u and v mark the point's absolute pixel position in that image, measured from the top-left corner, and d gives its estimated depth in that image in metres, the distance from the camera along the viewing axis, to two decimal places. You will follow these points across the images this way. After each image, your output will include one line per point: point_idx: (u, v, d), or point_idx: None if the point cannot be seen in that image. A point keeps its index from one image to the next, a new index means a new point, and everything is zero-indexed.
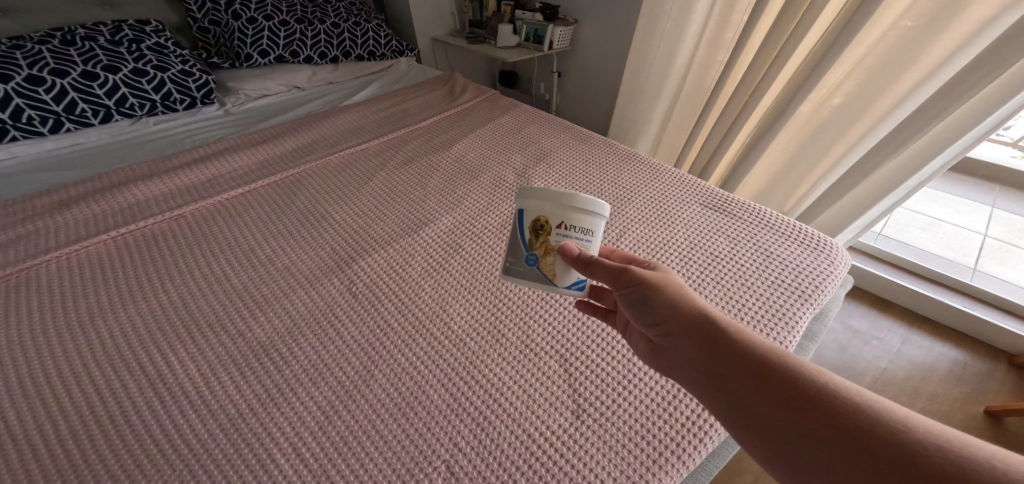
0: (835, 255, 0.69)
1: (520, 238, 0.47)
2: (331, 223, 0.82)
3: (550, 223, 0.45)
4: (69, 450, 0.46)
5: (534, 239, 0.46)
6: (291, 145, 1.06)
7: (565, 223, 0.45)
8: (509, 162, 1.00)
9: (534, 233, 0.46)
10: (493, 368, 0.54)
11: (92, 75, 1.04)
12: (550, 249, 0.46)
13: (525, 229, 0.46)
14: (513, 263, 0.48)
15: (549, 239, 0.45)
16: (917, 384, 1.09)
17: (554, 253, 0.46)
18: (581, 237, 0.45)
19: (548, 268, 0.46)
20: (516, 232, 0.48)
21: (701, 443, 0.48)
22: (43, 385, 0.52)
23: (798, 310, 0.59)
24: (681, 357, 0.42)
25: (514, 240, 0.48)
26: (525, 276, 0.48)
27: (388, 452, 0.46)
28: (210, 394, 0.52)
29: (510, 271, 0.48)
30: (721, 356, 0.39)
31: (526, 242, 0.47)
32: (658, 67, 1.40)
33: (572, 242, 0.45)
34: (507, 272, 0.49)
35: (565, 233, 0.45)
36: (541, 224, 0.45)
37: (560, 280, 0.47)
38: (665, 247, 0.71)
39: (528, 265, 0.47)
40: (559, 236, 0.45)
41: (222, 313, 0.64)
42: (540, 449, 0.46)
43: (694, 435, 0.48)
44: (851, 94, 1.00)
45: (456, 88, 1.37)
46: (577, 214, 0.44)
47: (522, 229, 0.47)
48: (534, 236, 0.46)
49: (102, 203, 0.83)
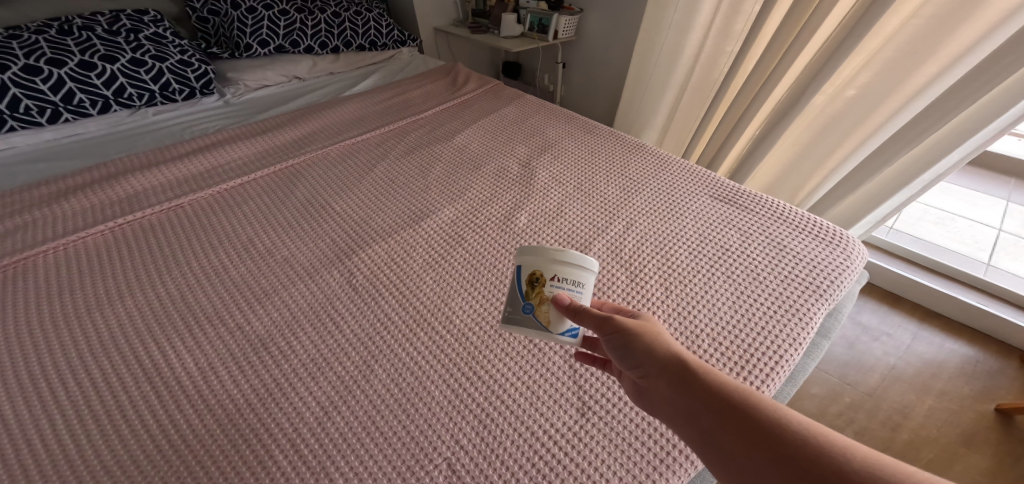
0: (851, 249, 0.66)
1: (518, 286, 0.43)
2: (332, 214, 0.81)
3: (544, 275, 0.42)
4: (64, 444, 0.45)
5: (531, 288, 0.43)
6: (290, 136, 1.04)
7: (559, 275, 0.42)
8: (513, 152, 0.97)
9: (530, 282, 0.43)
10: (497, 364, 0.53)
11: (90, 65, 1.02)
12: (544, 298, 0.42)
13: (521, 279, 0.43)
14: (511, 312, 0.44)
15: (547, 287, 0.42)
16: (927, 381, 1.07)
17: (552, 301, 0.42)
18: (574, 288, 0.42)
19: (545, 316, 0.42)
20: (514, 283, 0.45)
21: None
22: (38, 377, 0.51)
23: (811, 307, 0.57)
24: (665, 405, 0.38)
25: (512, 290, 0.44)
26: (523, 326, 0.43)
27: (387, 446, 0.44)
28: (208, 389, 0.51)
29: (509, 321, 0.44)
30: (707, 408, 0.35)
31: (523, 290, 0.43)
32: (665, 57, 1.36)
33: (565, 292, 0.42)
34: (506, 322, 0.44)
35: (562, 282, 0.42)
36: (538, 274, 0.42)
37: (554, 328, 0.42)
38: (673, 241, 0.69)
39: (524, 313, 0.43)
40: (554, 286, 0.42)
41: (219, 305, 0.62)
42: (545, 447, 0.44)
43: None
44: (867, 85, 0.97)
45: (459, 78, 1.34)
46: (571, 265, 0.42)
47: (519, 279, 0.44)
48: (530, 284, 0.43)
49: (98, 195, 0.81)
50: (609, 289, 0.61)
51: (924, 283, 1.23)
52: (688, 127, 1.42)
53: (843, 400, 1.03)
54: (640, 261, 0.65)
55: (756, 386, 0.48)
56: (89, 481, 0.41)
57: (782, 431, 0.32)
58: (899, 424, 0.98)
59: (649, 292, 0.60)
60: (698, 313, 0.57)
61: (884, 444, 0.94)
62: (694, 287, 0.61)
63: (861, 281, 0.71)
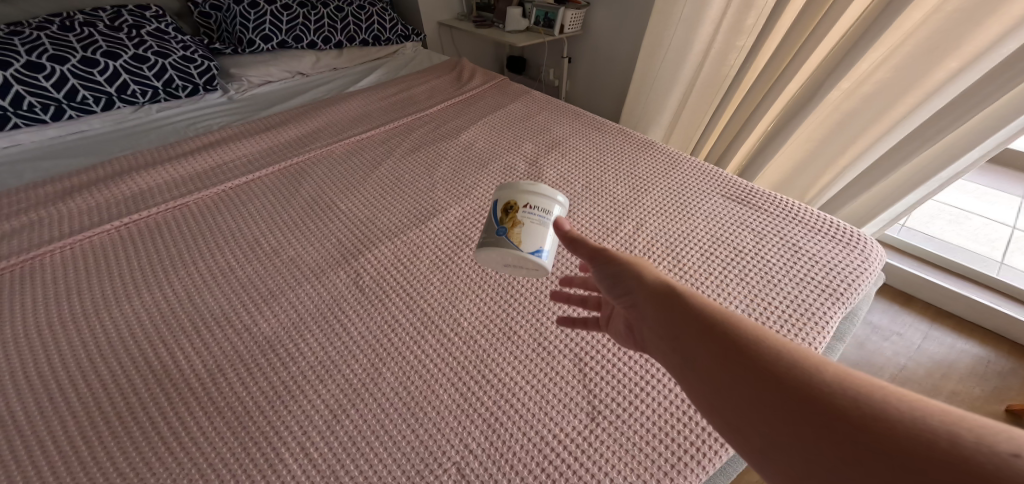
0: (868, 250, 0.65)
1: (494, 214, 0.48)
2: (337, 213, 0.80)
3: (518, 203, 0.48)
4: (75, 445, 0.45)
5: (505, 214, 0.47)
6: (294, 133, 1.03)
7: (530, 204, 0.48)
8: (519, 149, 0.96)
9: (505, 210, 0.48)
10: (504, 367, 0.52)
11: (92, 62, 1.01)
12: (516, 222, 0.47)
13: (497, 210, 0.49)
14: (487, 237, 0.48)
15: (520, 214, 0.47)
16: (938, 381, 1.06)
17: (524, 225, 0.47)
18: (543, 216, 0.48)
19: (518, 237, 0.46)
20: (491, 216, 0.50)
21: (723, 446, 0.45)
22: (49, 378, 0.52)
23: (828, 309, 0.56)
24: (646, 327, 0.37)
25: (488, 220, 0.49)
26: (498, 246, 0.46)
27: (396, 450, 0.44)
28: (217, 391, 0.50)
29: (485, 245, 0.47)
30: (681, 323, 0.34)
31: (499, 217, 0.48)
32: (673, 52, 1.34)
33: (536, 217, 0.47)
34: (482, 247, 0.48)
35: (533, 210, 0.48)
36: (512, 203, 0.48)
37: (524, 247, 0.46)
38: (685, 241, 0.68)
39: (499, 236, 0.47)
40: (525, 213, 0.47)
41: (226, 306, 0.62)
42: (554, 450, 0.44)
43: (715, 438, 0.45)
44: (884, 80, 0.95)
45: (464, 74, 1.32)
46: (539, 197, 0.49)
47: (495, 210, 0.49)
48: (505, 211, 0.48)
49: (104, 193, 0.81)
50: None
51: (937, 282, 1.22)
52: (696, 123, 1.40)
53: None
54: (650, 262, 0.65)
55: None
56: (99, 481, 0.42)
57: (755, 345, 0.31)
58: None
59: None
60: None
61: None
62: (705, 289, 0.60)
63: (881, 281, 0.69)
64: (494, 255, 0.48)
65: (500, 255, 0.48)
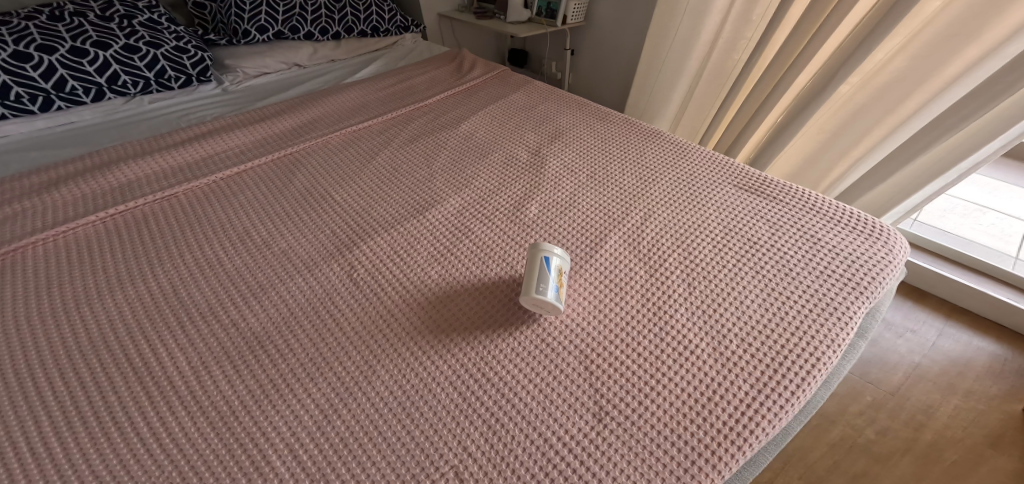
0: (889, 242, 0.63)
1: (547, 271, 0.53)
2: (332, 204, 0.77)
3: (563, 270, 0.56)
4: (48, 445, 0.41)
5: (557, 275, 0.55)
6: (290, 124, 1.00)
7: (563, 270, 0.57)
8: (521, 139, 0.93)
9: (558, 272, 0.55)
10: (505, 364, 0.49)
11: (81, 52, 0.98)
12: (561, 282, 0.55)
13: (549, 266, 0.54)
14: (539, 287, 0.52)
15: (561, 276, 0.56)
16: (952, 380, 1.03)
17: (563, 288, 0.55)
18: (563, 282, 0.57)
19: (561, 295, 0.54)
20: (537, 267, 0.54)
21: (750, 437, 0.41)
22: (27, 374, 0.48)
23: (850, 302, 0.54)
24: None
25: (538, 272, 0.53)
26: (551, 299, 0.51)
27: (391, 452, 0.41)
28: (201, 389, 0.47)
29: (537, 293, 0.51)
30: None
31: (551, 274, 0.54)
32: (679, 43, 1.31)
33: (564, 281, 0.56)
34: (536, 293, 0.51)
35: (566, 280, 0.58)
36: (560, 268, 0.56)
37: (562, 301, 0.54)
38: (697, 234, 0.66)
39: (553, 289, 0.52)
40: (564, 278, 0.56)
41: (213, 300, 0.59)
42: (559, 455, 0.40)
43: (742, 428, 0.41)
44: (901, 69, 0.92)
45: (464, 65, 1.29)
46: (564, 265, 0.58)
47: (547, 266, 0.54)
48: (558, 273, 0.55)
49: (92, 183, 0.78)
50: (628, 285, 0.58)
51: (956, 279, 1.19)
52: (703, 115, 1.37)
53: (865, 399, 0.99)
54: (659, 255, 0.63)
55: (793, 389, 0.44)
56: (73, 481, 0.38)
57: None
58: (923, 424, 0.94)
59: (672, 287, 0.58)
60: (725, 311, 0.54)
61: (908, 444, 0.90)
62: (719, 282, 0.58)
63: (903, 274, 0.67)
64: (530, 301, 0.52)
65: (535, 303, 0.52)
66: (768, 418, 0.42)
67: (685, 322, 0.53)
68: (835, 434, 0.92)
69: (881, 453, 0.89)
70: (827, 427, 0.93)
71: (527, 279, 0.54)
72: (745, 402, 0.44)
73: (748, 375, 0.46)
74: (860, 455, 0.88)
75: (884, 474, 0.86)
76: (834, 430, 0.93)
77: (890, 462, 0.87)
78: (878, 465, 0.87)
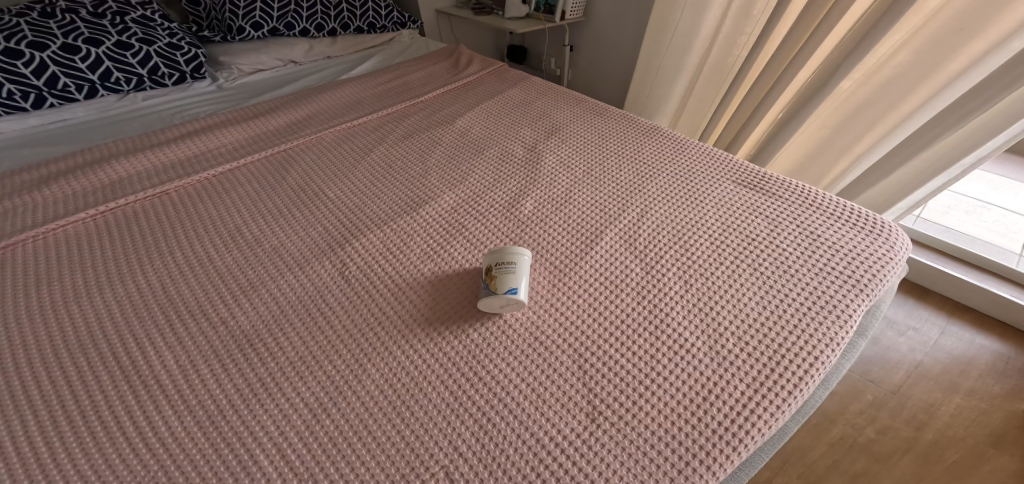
0: (891, 238, 0.62)
1: (481, 279, 0.55)
2: (325, 200, 0.76)
3: (491, 267, 0.55)
4: (31, 444, 0.40)
5: (486, 275, 0.55)
6: (284, 121, 0.99)
7: (500, 261, 0.55)
8: (518, 135, 0.92)
9: (486, 272, 0.55)
10: (497, 363, 0.48)
11: (73, 48, 0.96)
12: (491, 276, 0.54)
13: (481, 273, 0.56)
14: (483, 294, 0.54)
15: (499, 269, 0.54)
16: (954, 379, 1.02)
17: (501, 276, 0.53)
18: (510, 267, 0.54)
19: (497, 285, 0.52)
20: (482, 279, 0.57)
21: (748, 441, 0.40)
22: (13, 372, 0.48)
23: (852, 299, 0.53)
24: None
25: (482, 284, 0.56)
26: (487, 298, 0.52)
27: (379, 452, 0.40)
28: (187, 387, 0.47)
29: (479, 299, 0.53)
30: None
31: (483, 279, 0.55)
32: (678, 38, 1.30)
33: (503, 271, 0.54)
34: (480, 300, 0.53)
35: (511, 265, 0.54)
36: (490, 265, 0.55)
37: (498, 289, 0.52)
38: (695, 231, 0.65)
39: (485, 291, 0.53)
40: (500, 269, 0.54)
41: (202, 298, 0.58)
42: (550, 456, 0.39)
43: (740, 428, 0.40)
44: (904, 64, 0.91)
45: (461, 60, 1.28)
46: (503, 254, 0.56)
47: (481, 274, 0.56)
48: (486, 273, 0.55)
49: (83, 180, 0.77)
50: (625, 282, 0.58)
51: (960, 276, 1.18)
52: (703, 111, 1.36)
53: (865, 398, 0.98)
54: (657, 251, 0.62)
55: (793, 389, 0.43)
56: (56, 480, 0.37)
57: None
58: (924, 423, 0.93)
59: (669, 285, 0.57)
60: (722, 309, 0.53)
61: (909, 444, 0.90)
62: (716, 279, 0.57)
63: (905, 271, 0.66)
64: (491, 306, 0.53)
65: (495, 304, 0.52)
66: (767, 418, 0.41)
67: (681, 319, 0.52)
68: (835, 433, 0.91)
69: (882, 453, 0.88)
70: (826, 426, 0.92)
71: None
72: (741, 402, 0.43)
73: (743, 374, 0.45)
74: (859, 454, 0.88)
75: (884, 473, 0.85)
76: (834, 429, 0.92)
77: (891, 462, 0.87)
78: (878, 464, 0.86)
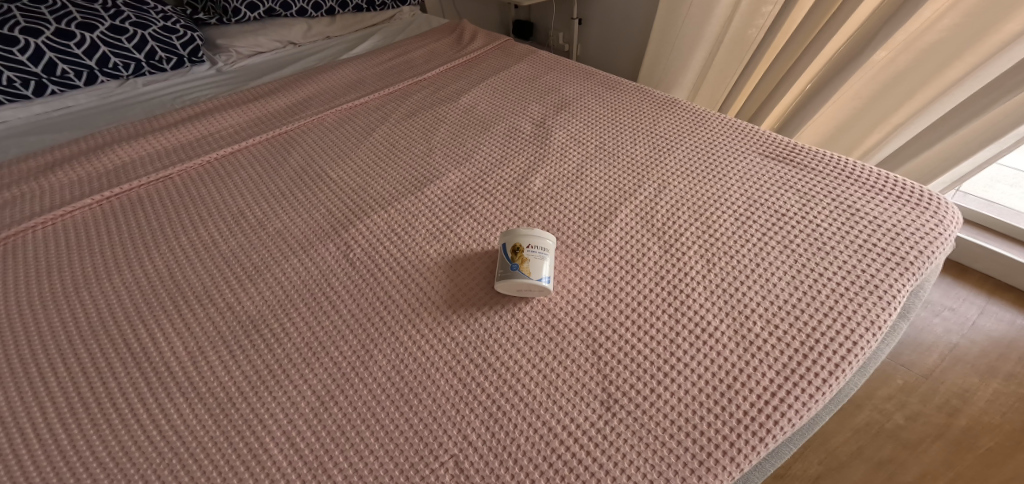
0: (941, 212, 0.57)
1: (505, 254, 0.51)
2: (328, 181, 0.74)
3: (522, 245, 0.51)
4: (49, 433, 0.39)
5: (515, 253, 0.50)
6: (286, 102, 0.96)
7: (532, 243, 0.51)
8: (527, 110, 0.88)
9: (515, 250, 0.50)
10: (508, 349, 0.45)
11: (67, 34, 0.92)
12: (523, 258, 0.50)
13: (506, 250, 0.51)
14: (504, 272, 0.49)
15: (530, 253, 0.50)
16: (992, 363, 0.97)
17: (534, 261, 0.50)
18: (540, 254, 0.51)
19: (528, 269, 0.49)
20: (500, 256, 0.52)
21: (779, 430, 0.36)
22: (27, 360, 0.47)
23: (898, 279, 0.48)
24: None
25: (500, 260, 0.51)
26: (515, 279, 0.48)
27: (387, 441, 0.38)
28: (195, 375, 0.45)
29: (504, 278, 0.49)
30: None
31: (508, 256, 0.51)
32: (697, 7, 1.23)
33: (535, 257, 0.50)
34: (503, 279, 0.49)
35: (539, 250, 0.51)
36: (519, 244, 0.51)
37: (532, 274, 0.48)
38: (717, 206, 0.61)
39: (512, 271, 0.49)
40: (532, 252, 0.50)
41: (207, 284, 0.56)
42: (564, 446, 0.36)
43: (774, 420, 0.37)
44: (951, 28, 0.84)
45: (464, 36, 1.22)
46: (535, 237, 0.52)
47: (505, 250, 0.51)
48: (514, 251, 0.50)
49: (86, 167, 0.75)
50: (642, 262, 0.54)
51: (1002, 252, 1.12)
52: (723, 84, 1.30)
53: (894, 383, 0.94)
54: (676, 229, 0.58)
55: (834, 378, 0.40)
56: (83, 481, 0.35)
57: None
58: (957, 409, 0.89)
59: (692, 265, 0.53)
60: (749, 290, 0.49)
61: (940, 430, 0.86)
62: (743, 258, 0.53)
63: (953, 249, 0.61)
64: (508, 287, 0.49)
65: (515, 287, 0.49)
66: (798, 410, 0.38)
67: (703, 301, 0.48)
68: (861, 419, 0.88)
69: (910, 440, 0.84)
70: (852, 412, 0.89)
71: (497, 269, 0.52)
72: (771, 391, 0.39)
73: (775, 362, 0.42)
74: (886, 441, 0.84)
75: (912, 461, 0.82)
76: (860, 414, 0.88)
77: (919, 448, 0.83)
78: (907, 451, 0.83)
